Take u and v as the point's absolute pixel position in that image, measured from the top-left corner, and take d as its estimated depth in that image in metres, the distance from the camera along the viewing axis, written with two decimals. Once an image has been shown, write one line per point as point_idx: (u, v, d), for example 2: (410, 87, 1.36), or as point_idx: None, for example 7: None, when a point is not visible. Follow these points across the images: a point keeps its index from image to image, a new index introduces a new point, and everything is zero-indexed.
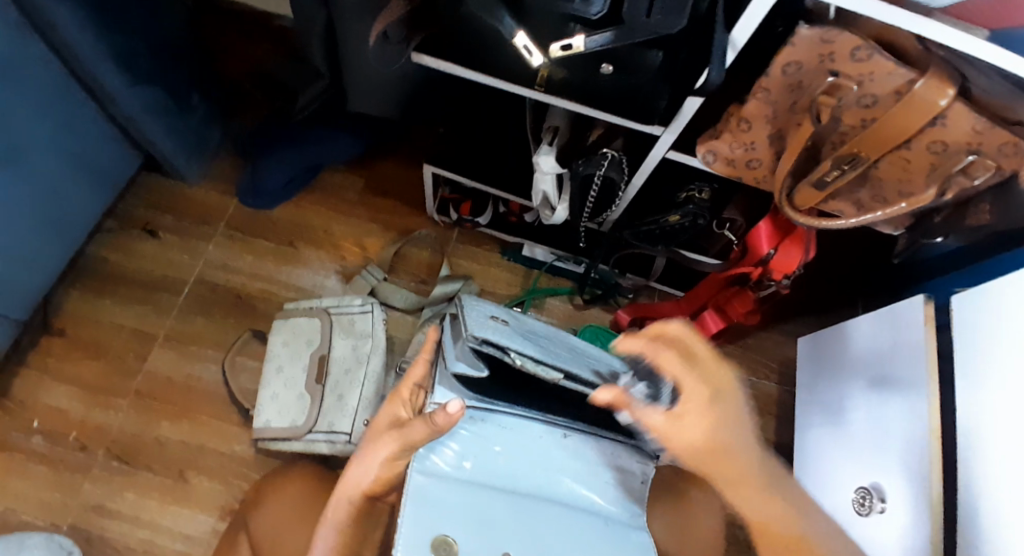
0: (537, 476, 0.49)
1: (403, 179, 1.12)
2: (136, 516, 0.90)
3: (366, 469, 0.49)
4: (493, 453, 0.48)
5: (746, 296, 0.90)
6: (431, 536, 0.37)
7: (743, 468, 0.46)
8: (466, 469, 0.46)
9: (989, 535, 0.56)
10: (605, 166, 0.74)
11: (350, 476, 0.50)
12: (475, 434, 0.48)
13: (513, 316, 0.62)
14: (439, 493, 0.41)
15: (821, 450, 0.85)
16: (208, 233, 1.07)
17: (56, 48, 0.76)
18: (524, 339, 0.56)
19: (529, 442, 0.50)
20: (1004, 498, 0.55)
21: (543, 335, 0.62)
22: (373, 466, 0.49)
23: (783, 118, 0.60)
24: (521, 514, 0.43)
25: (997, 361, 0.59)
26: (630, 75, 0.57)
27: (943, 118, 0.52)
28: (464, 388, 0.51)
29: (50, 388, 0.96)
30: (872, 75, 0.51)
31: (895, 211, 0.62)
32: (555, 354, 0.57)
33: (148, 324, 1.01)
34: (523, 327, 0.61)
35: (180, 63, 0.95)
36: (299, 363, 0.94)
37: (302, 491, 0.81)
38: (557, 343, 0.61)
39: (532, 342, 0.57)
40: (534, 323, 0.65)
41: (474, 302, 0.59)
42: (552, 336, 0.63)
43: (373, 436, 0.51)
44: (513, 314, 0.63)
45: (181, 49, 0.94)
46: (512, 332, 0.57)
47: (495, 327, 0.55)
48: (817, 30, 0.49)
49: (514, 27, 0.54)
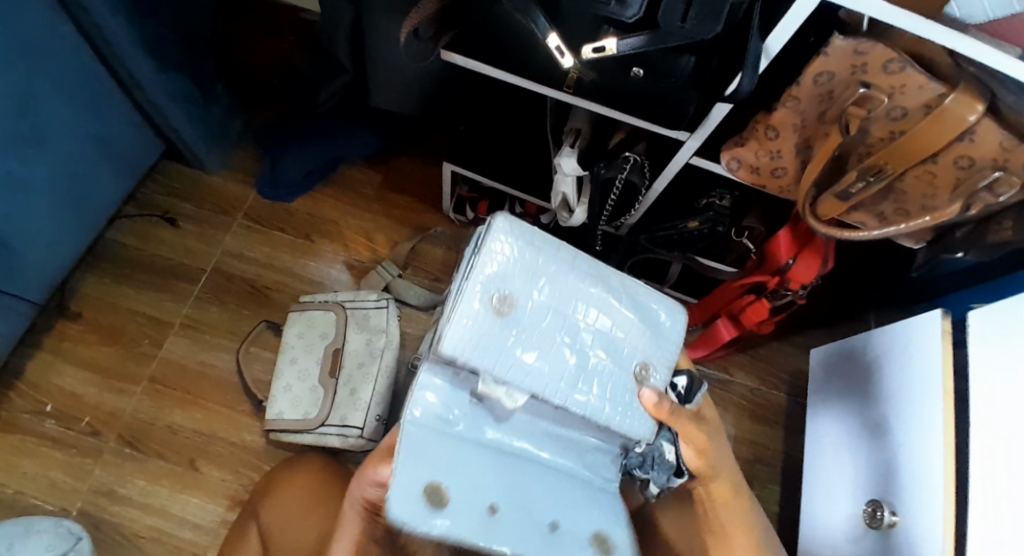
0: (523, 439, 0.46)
1: (421, 177, 1.13)
2: (145, 503, 0.91)
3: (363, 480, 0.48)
4: (478, 421, 0.43)
5: (761, 306, 0.87)
6: (424, 482, 0.35)
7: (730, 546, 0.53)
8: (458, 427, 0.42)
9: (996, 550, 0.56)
10: (627, 170, 0.75)
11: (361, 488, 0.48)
12: (461, 395, 0.43)
13: (552, 276, 0.44)
14: (431, 448, 0.38)
15: (831, 461, 0.85)
16: (226, 224, 1.08)
17: (86, 33, 0.76)
18: (522, 345, 0.42)
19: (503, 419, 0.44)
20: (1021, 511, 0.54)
21: (577, 316, 0.45)
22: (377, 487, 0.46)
23: (810, 129, 0.61)
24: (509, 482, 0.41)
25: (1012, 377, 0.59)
26: (661, 79, 0.57)
27: (971, 134, 0.52)
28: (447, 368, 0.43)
29: (65, 371, 0.96)
30: (903, 88, 0.51)
31: (920, 223, 0.62)
32: (552, 375, 0.43)
33: (163, 311, 1.01)
34: (549, 306, 0.44)
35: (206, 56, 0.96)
36: (313, 355, 0.94)
37: (312, 483, 0.81)
38: (584, 334, 0.45)
39: (530, 351, 0.42)
40: (585, 281, 0.46)
41: (500, 251, 0.42)
42: (592, 315, 0.46)
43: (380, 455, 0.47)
44: (560, 266, 0.45)
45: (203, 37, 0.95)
46: (515, 330, 0.42)
47: (492, 324, 0.40)
48: (851, 41, 0.49)
49: (546, 27, 0.54)
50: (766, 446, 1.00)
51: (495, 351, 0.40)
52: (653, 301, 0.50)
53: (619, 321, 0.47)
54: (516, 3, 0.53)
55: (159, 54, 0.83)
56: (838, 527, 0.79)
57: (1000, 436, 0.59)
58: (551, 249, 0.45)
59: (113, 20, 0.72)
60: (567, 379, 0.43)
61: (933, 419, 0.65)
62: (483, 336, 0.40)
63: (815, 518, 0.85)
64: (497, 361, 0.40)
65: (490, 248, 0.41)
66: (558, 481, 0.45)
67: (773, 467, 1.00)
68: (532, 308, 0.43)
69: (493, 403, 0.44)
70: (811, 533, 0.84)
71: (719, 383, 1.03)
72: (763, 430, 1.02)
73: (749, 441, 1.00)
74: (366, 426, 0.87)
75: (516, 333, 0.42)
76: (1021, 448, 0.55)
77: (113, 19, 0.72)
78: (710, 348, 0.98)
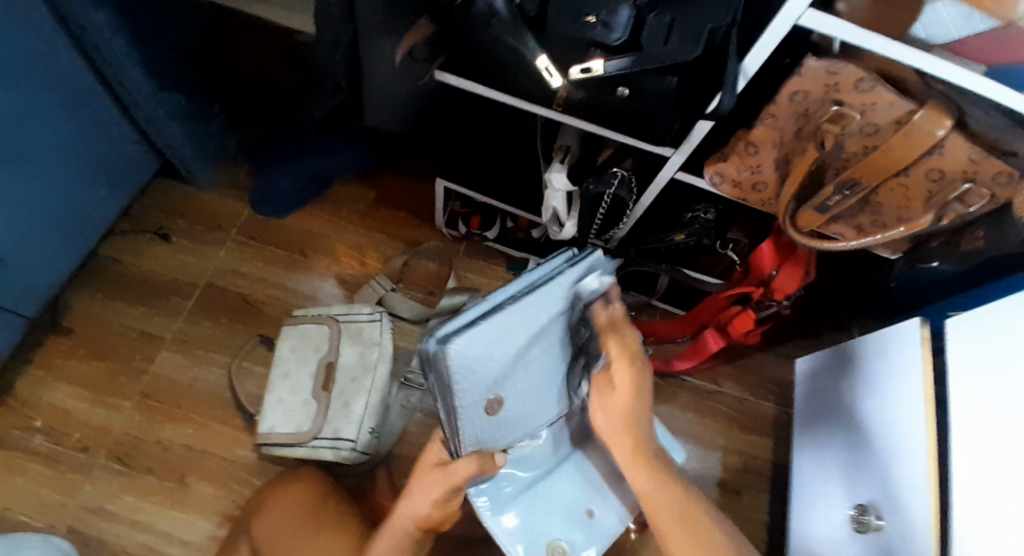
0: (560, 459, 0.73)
1: (413, 192, 1.15)
2: (134, 519, 0.90)
3: (410, 507, 0.66)
4: (520, 477, 0.70)
5: (747, 316, 0.89)
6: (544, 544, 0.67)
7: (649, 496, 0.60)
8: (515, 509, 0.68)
9: (986, 546, 0.56)
10: (616, 185, 0.77)
11: (406, 510, 0.66)
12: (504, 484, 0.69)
13: (515, 344, 0.52)
14: (520, 522, 0.68)
15: (820, 469, 0.87)
16: (219, 239, 1.09)
17: (85, 51, 0.78)
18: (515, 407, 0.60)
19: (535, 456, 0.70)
20: (1005, 509, 0.55)
21: (536, 364, 0.59)
22: (423, 507, 0.65)
23: (787, 145, 0.64)
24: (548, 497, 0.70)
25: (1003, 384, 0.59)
26: (645, 98, 0.60)
27: (941, 147, 0.55)
28: (479, 441, 0.59)
29: (56, 388, 0.96)
30: (874, 105, 0.54)
31: (893, 234, 0.64)
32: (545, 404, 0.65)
33: (155, 326, 1.01)
34: (519, 377, 0.57)
35: (200, 73, 0.98)
36: (306, 369, 0.94)
37: (306, 497, 0.81)
38: (548, 359, 0.60)
39: (526, 401, 0.61)
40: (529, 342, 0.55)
41: (469, 396, 0.53)
42: (550, 343, 0.58)
43: (423, 477, 0.65)
44: (502, 355, 0.52)
45: (200, 60, 0.97)
46: (506, 411, 0.59)
47: (492, 418, 0.59)
48: (824, 62, 0.52)
49: (536, 49, 0.57)
50: (756, 456, 1.02)
51: (498, 426, 0.60)
52: (593, 276, 0.56)
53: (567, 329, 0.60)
54: (507, 27, 0.56)
55: (156, 71, 0.85)
56: (829, 537, 0.79)
57: (981, 438, 0.61)
58: (495, 353, 0.51)
59: (112, 33, 0.75)
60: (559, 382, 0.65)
61: (917, 426, 0.67)
62: (482, 427, 0.58)
63: (806, 527, 0.85)
64: (502, 428, 0.61)
65: (456, 387, 0.50)
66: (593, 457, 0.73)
67: (762, 476, 1.01)
68: (508, 389, 0.57)
69: (521, 456, 0.70)
70: (803, 545, 0.85)
71: (708, 393, 1.05)
72: (752, 440, 1.03)
73: (738, 451, 1.02)
74: (359, 439, 0.88)
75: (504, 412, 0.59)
76: (1010, 453, 0.56)
77: (111, 32, 0.75)
78: (697, 360, 0.99)
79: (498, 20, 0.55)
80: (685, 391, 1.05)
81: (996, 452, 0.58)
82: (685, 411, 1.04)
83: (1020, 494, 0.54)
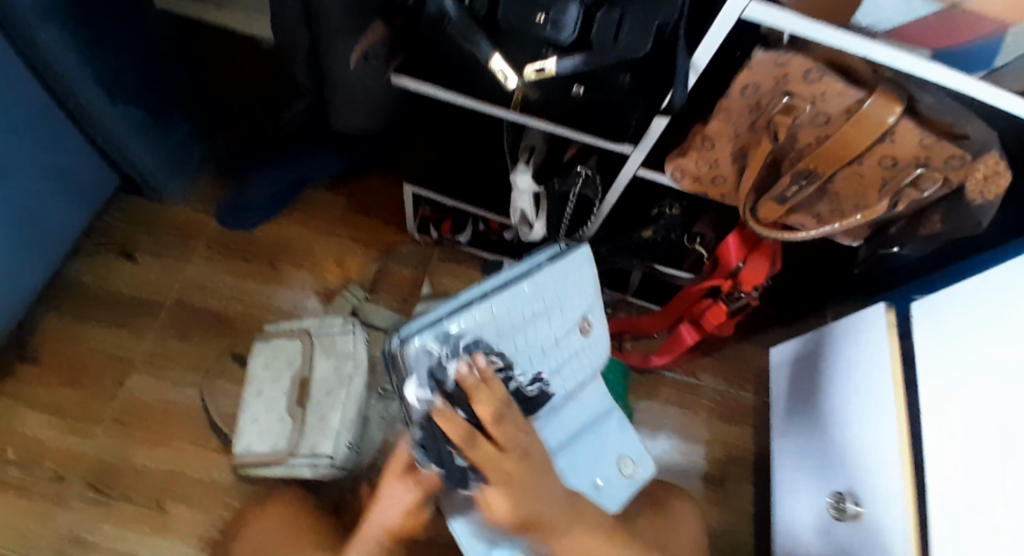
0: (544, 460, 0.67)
1: (384, 199, 1.14)
2: (110, 546, 0.88)
3: (381, 513, 0.65)
4: None
5: (718, 309, 0.89)
6: None
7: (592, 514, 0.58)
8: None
9: (970, 537, 0.55)
10: (580, 184, 0.77)
11: (373, 519, 0.66)
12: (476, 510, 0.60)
13: (482, 332, 0.51)
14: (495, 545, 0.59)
15: (795, 455, 0.87)
16: (188, 255, 1.06)
17: (36, 68, 0.76)
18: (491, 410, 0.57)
19: None
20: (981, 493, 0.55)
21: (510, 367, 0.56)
22: (394, 512, 0.64)
23: (744, 138, 0.64)
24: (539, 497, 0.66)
25: (978, 364, 0.59)
26: (602, 94, 0.60)
27: (892, 135, 0.55)
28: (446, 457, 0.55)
29: (22, 416, 0.93)
30: (824, 95, 0.55)
31: (852, 221, 0.65)
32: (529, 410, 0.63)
33: (123, 347, 0.99)
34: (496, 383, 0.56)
35: (162, 84, 0.94)
36: (279, 385, 0.93)
37: (286, 516, 0.80)
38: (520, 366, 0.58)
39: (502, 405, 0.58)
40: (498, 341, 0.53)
41: (438, 394, 0.50)
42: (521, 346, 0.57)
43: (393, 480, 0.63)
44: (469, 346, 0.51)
45: (167, 64, 0.95)
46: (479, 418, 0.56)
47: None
48: (771, 54, 0.52)
49: (490, 50, 0.55)
50: (737, 445, 1.03)
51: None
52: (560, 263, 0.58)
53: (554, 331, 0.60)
54: (459, 28, 0.55)
55: (111, 86, 0.83)
56: (808, 527, 0.80)
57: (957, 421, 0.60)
58: (460, 347, 0.49)
59: (62, 51, 0.73)
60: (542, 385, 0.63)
61: (889, 412, 0.68)
62: None
63: (786, 515, 0.86)
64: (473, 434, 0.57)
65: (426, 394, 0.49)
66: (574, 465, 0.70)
67: (744, 466, 1.02)
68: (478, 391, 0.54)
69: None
70: (783, 534, 0.85)
71: (687, 386, 1.06)
72: (733, 429, 1.04)
73: (721, 441, 1.03)
74: (337, 454, 0.87)
75: None
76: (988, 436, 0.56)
77: (62, 50, 0.73)
78: (674, 353, 0.99)
79: (450, 21, 0.55)
80: (664, 385, 1.06)
81: (964, 448, 0.59)
82: (666, 405, 1.05)
83: (998, 492, 0.53)
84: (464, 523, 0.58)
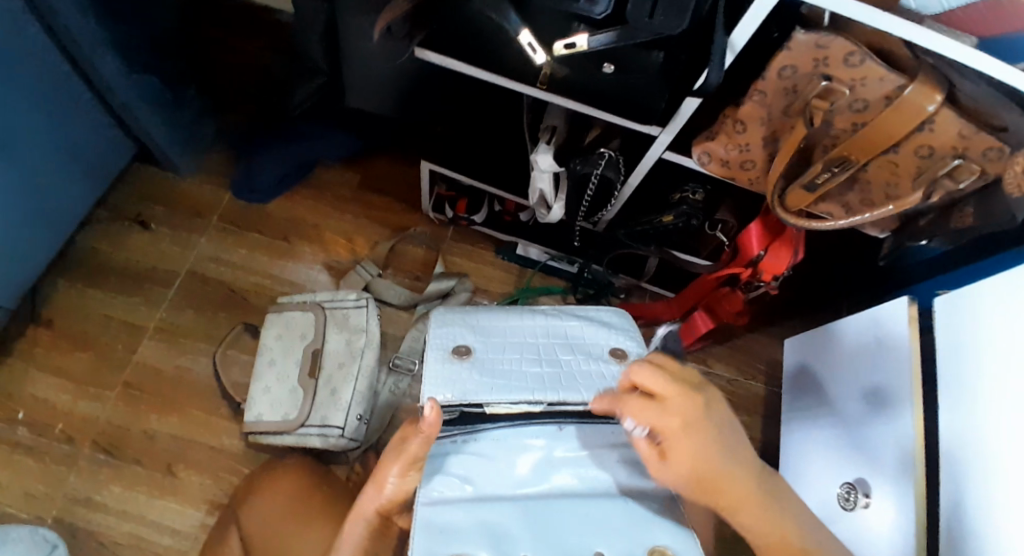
0: (554, 479, 0.46)
1: (398, 176, 1.13)
2: (121, 509, 0.89)
3: (378, 492, 0.50)
4: (492, 484, 0.45)
5: (736, 295, 0.90)
6: None
7: (745, 488, 0.40)
8: (466, 509, 0.42)
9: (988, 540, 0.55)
10: (602, 166, 0.75)
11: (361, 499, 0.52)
12: (451, 488, 0.44)
13: (493, 317, 0.58)
14: (449, 525, 0.40)
15: (813, 447, 0.86)
16: (202, 226, 1.06)
17: (56, 37, 0.76)
18: (488, 366, 0.50)
19: (519, 470, 0.46)
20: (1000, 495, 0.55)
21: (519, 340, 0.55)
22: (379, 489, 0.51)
23: (776, 122, 0.63)
24: (542, 530, 0.40)
25: (1010, 357, 0.57)
26: (631, 75, 0.58)
27: (931, 123, 0.54)
28: (442, 387, 0.48)
29: (37, 379, 0.94)
30: (864, 80, 0.53)
31: (884, 212, 0.62)
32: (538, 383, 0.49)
33: (136, 315, 1.00)
34: (498, 352, 0.53)
35: (170, 56, 0.96)
36: (292, 357, 0.93)
37: (296, 485, 0.81)
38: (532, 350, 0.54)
39: (498, 373, 0.50)
40: (511, 320, 0.58)
41: (444, 326, 0.55)
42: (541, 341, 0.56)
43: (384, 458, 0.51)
44: (483, 323, 0.56)
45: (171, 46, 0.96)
46: (479, 365, 0.51)
47: (457, 367, 0.50)
48: (813, 35, 0.51)
49: (519, 25, 0.56)
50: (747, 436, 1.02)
51: (467, 379, 0.49)
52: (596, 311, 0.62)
53: (578, 336, 0.57)
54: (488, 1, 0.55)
55: (126, 56, 0.83)
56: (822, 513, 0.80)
57: (980, 423, 0.59)
58: (471, 320, 0.56)
59: (79, 19, 0.73)
60: (564, 375, 0.51)
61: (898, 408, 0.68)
62: (446, 369, 0.50)
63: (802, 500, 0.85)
64: (471, 382, 0.48)
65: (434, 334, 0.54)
66: (597, 507, 0.43)
67: None
68: (482, 347, 0.53)
69: (492, 458, 0.46)
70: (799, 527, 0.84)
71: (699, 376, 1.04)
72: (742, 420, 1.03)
73: None
74: (347, 426, 0.87)
75: (478, 369, 0.50)
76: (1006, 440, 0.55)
77: (79, 19, 0.73)
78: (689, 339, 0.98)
79: None
80: None
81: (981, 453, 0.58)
82: None
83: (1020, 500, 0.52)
84: (442, 493, 0.43)
